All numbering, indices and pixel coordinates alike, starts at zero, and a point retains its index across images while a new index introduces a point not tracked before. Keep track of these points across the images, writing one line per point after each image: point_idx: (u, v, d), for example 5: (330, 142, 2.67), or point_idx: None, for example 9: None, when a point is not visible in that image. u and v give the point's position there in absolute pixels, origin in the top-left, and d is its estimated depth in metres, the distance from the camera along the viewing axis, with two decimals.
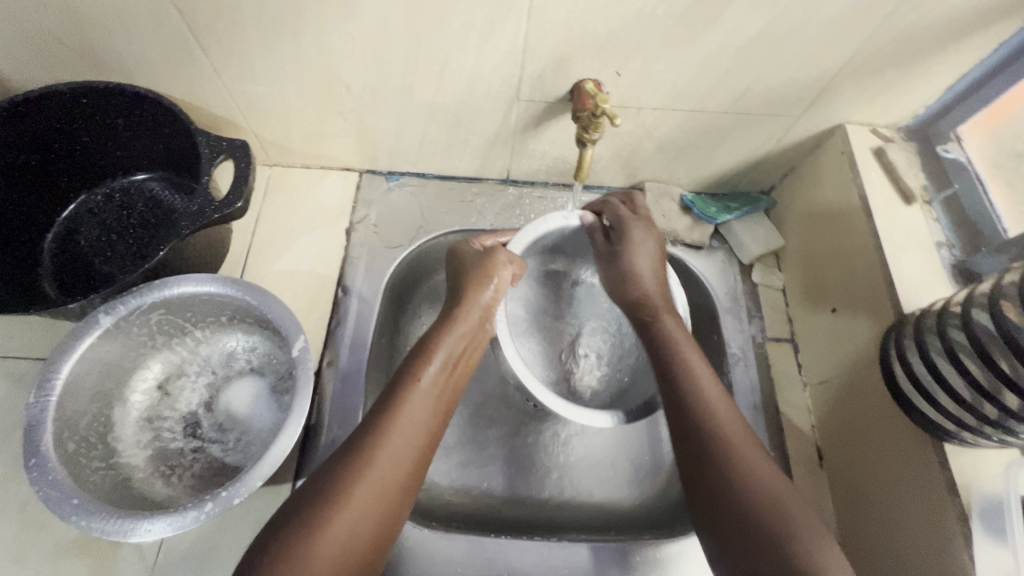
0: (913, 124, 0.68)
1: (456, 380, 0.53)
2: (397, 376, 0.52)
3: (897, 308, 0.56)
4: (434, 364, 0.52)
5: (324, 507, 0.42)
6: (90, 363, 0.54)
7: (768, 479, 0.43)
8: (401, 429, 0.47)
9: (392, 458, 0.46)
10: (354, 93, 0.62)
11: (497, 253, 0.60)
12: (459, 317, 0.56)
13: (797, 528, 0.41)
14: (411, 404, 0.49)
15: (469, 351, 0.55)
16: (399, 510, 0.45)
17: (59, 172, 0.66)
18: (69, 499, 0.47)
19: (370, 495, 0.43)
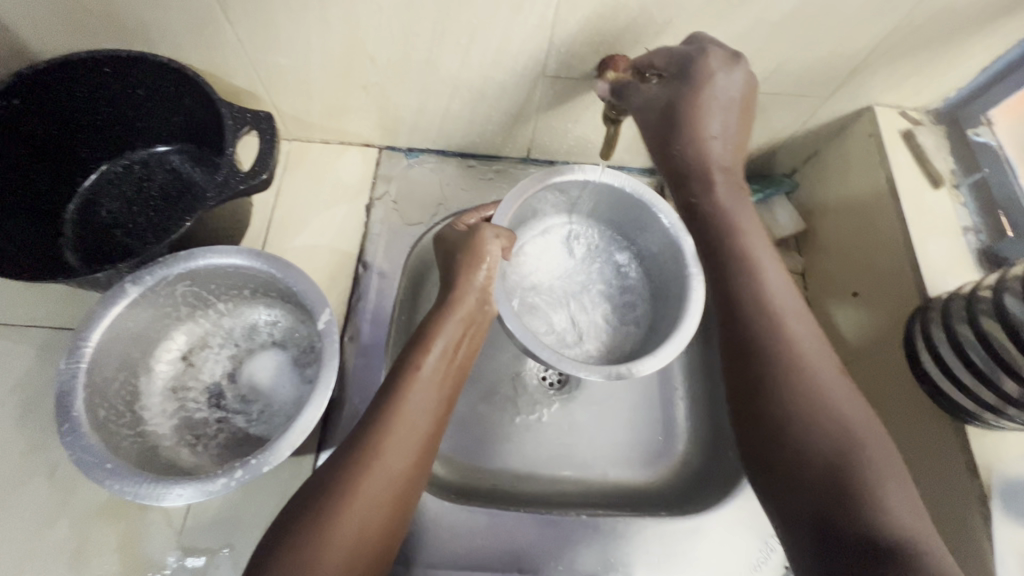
0: (942, 107, 0.67)
1: (456, 368, 0.52)
2: (395, 367, 0.50)
3: (921, 292, 0.56)
4: (433, 354, 0.50)
5: (329, 505, 0.42)
6: (118, 332, 0.54)
7: (834, 385, 0.44)
8: (404, 425, 0.46)
9: (396, 454, 0.45)
10: (379, 66, 0.61)
11: (484, 231, 0.55)
12: (454, 302, 0.53)
13: (858, 439, 0.41)
14: (413, 397, 0.48)
15: (467, 337, 0.53)
16: (409, 497, 0.46)
17: (82, 142, 0.66)
18: (102, 464, 0.48)
19: (375, 495, 0.43)
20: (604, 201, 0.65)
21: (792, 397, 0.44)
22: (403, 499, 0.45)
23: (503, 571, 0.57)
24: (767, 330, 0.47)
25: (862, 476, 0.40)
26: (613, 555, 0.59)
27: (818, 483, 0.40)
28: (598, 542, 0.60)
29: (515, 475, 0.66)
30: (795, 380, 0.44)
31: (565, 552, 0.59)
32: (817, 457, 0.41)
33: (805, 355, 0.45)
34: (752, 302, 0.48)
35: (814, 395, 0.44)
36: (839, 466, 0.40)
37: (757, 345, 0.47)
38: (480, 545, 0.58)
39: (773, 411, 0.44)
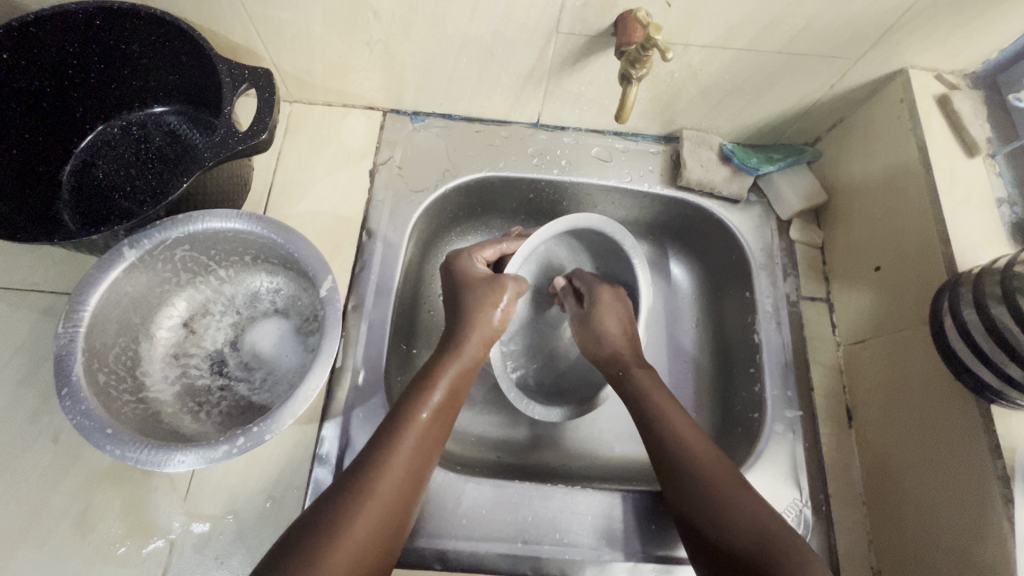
0: (980, 70, 0.63)
1: (454, 413, 0.54)
2: (398, 406, 0.52)
3: (949, 267, 0.54)
4: (437, 394, 0.53)
5: (328, 532, 0.42)
6: (116, 296, 0.53)
7: (734, 488, 0.50)
8: (402, 461, 0.48)
9: (393, 490, 0.46)
10: (383, 21, 0.58)
11: (507, 282, 0.60)
12: (458, 349, 0.57)
13: (779, 537, 0.46)
14: (414, 436, 0.50)
15: (464, 382, 0.56)
16: (392, 542, 0.46)
17: (76, 101, 0.63)
18: (103, 429, 0.47)
19: (369, 528, 0.44)
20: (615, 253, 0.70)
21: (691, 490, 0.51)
22: (392, 534, 0.46)
23: (508, 542, 0.57)
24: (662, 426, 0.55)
25: (783, 552, 0.45)
26: (620, 528, 0.58)
27: (748, 559, 0.45)
28: (603, 515, 0.59)
29: (522, 447, 0.68)
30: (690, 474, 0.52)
31: (570, 525, 0.58)
32: (751, 551, 0.45)
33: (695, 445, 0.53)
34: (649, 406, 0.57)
35: (717, 489, 0.50)
36: (756, 549, 0.45)
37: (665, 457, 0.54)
38: (486, 515, 0.57)
39: (693, 501, 0.50)
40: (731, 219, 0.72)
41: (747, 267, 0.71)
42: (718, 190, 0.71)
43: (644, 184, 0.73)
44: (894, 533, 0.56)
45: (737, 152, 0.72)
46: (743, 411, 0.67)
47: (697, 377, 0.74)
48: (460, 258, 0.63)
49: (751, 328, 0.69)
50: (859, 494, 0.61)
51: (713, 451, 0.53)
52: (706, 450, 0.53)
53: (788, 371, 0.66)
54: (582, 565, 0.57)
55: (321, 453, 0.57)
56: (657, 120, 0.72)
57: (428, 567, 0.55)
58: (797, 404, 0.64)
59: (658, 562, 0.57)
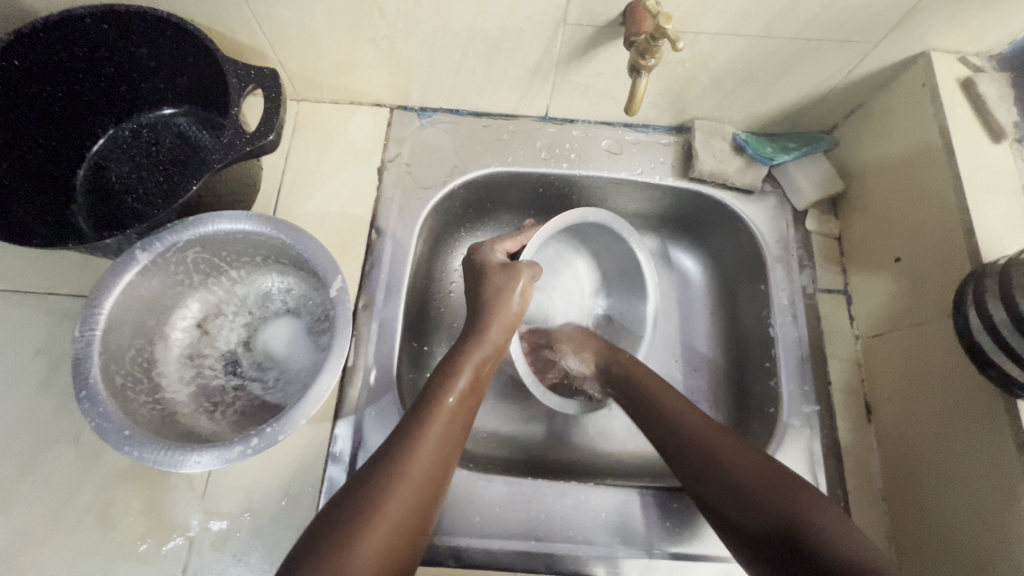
0: (1007, 51, 0.60)
1: (478, 400, 0.55)
2: (424, 392, 0.53)
3: (973, 258, 0.52)
4: (461, 380, 0.54)
5: (361, 516, 0.42)
6: (130, 299, 0.54)
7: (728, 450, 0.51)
8: (431, 446, 0.48)
9: (424, 473, 0.46)
10: (387, 17, 0.57)
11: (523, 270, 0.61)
12: (482, 335, 0.57)
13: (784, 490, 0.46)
14: (442, 420, 0.50)
15: (487, 371, 0.57)
16: (424, 527, 0.45)
17: (88, 106, 0.64)
18: (120, 431, 0.48)
19: (401, 511, 0.44)
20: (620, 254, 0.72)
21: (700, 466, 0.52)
22: (425, 516, 0.46)
23: (521, 540, 0.56)
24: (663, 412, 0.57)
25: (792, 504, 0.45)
26: (634, 525, 0.58)
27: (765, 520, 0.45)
28: (617, 513, 0.58)
29: (535, 444, 0.68)
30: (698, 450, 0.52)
31: (583, 523, 0.58)
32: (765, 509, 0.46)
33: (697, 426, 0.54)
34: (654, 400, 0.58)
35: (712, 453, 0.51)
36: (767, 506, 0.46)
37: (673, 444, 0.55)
38: (498, 513, 0.57)
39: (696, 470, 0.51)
40: (744, 210, 0.71)
41: (762, 258, 0.70)
42: (731, 181, 0.70)
43: (655, 176, 0.72)
44: (916, 530, 0.55)
45: (750, 141, 0.70)
46: (758, 407, 0.66)
47: (711, 372, 0.73)
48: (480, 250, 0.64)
49: (767, 322, 0.68)
50: (879, 489, 0.60)
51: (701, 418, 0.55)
52: (695, 420, 0.55)
53: (805, 364, 0.64)
54: (595, 563, 0.56)
55: (334, 452, 0.58)
56: (668, 110, 0.70)
57: (442, 564, 0.55)
58: (814, 399, 0.63)
59: (673, 559, 0.57)
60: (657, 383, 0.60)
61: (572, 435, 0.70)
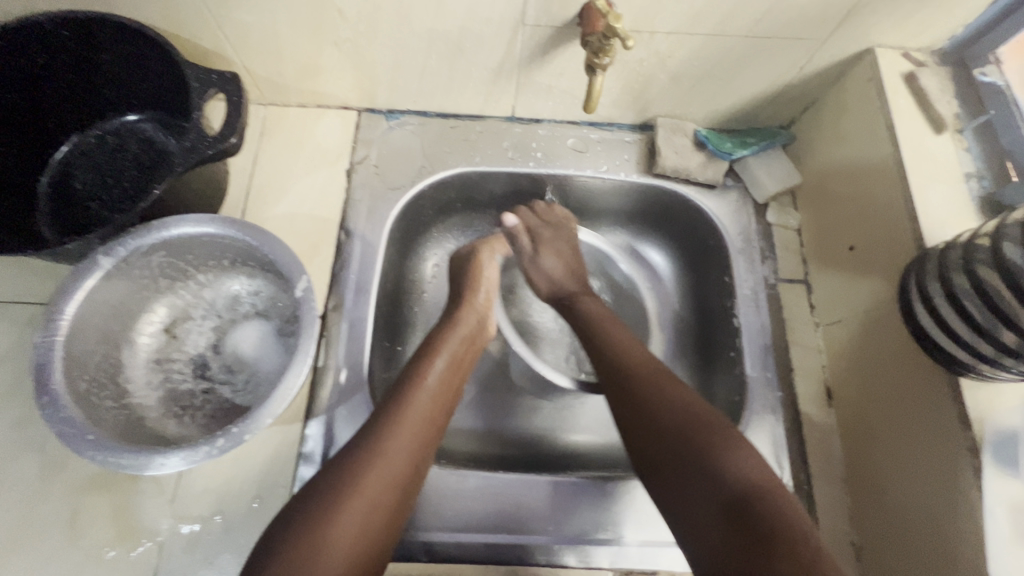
0: (947, 47, 0.63)
1: (458, 381, 0.57)
2: (403, 375, 0.54)
3: (918, 244, 0.54)
4: (439, 363, 0.56)
5: (342, 491, 0.43)
6: (94, 304, 0.54)
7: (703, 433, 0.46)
8: (415, 420, 0.50)
9: (409, 442, 0.48)
10: (348, 20, 0.58)
11: (485, 267, 0.67)
12: (455, 324, 0.60)
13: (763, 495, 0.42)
14: (423, 399, 0.52)
15: (467, 353, 0.60)
16: (406, 498, 0.47)
17: (49, 112, 0.63)
18: (84, 435, 0.47)
19: (384, 481, 0.45)
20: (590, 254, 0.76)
21: (696, 479, 0.44)
22: (408, 483, 0.47)
23: (493, 532, 0.57)
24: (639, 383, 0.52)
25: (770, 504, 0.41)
26: (604, 514, 0.59)
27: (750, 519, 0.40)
28: (587, 503, 0.59)
29: (508, 441, 0.69)
30: (710, 465, 0.44)
31: (554, 513, 0.58)
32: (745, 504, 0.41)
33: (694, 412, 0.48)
34: (649, 393, 0.51)
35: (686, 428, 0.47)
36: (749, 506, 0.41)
37: (667, 454, 0.46)
38: (470, 506, 0.58)
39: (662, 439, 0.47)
40: (707, 204, 0.72)
41: (725, 251, 0.71)
42: (693, 176, 0.72)
43: (621, 173, 0.74)
44: (874, 507, 0.57)
45: (711, 137, 0.72)
46: (726, 396, 0.67)
47: (680, 364, 0.74)
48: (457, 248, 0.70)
49: (731, 312, 0.70)
50: (840, 471, 0.62)
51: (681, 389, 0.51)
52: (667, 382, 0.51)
53: (767, 352, 0.66)
54: (567, 552, 0.57)
55: (305, 451, 0.58)
56: (630, 108, 0.72)
57: (415, 559, 0.56)
58: (777, 386, 0.65)
59: (643, 546, 0.58)
60: (601, 312, 0.62)
61: (545, 429, 0.71)
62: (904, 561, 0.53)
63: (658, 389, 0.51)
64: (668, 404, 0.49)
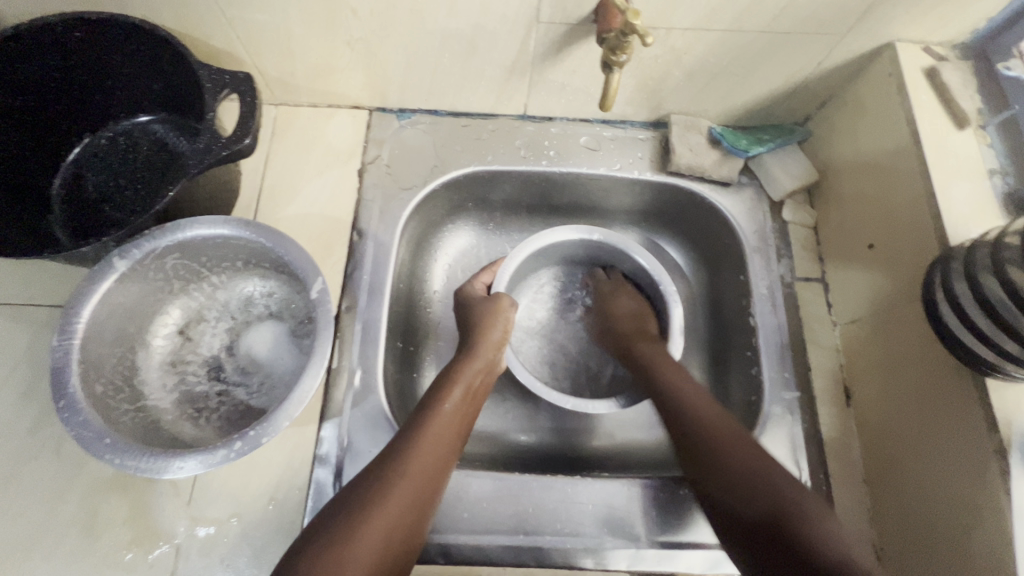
0: (968, 41, 0.62)
1: (476, 407, 0.56)
2: (420, 402, 0.54)
3: (941, 242, 0.53)
4: (457, 390, 0.55)
5: (360, 514, 0.43)
6: (109, 307, 0.53)
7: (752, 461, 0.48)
8: (432, 446, 0.49)
9: (425, 472, 0.48)
10: (361, 19, 0.58)
11: (502, 299, 0.64)
12: (473, 352, 0.60)
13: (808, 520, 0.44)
14: (440, 425, 0.51)
15: (483, 383, 0.58)
16: (422, 523, 0.46)
17: (61, 114, 0.63)
18: (101, 439, 0.47)
19: (400, 506, 0.45)
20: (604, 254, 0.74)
21: (752, 505, 0.46)
22: (421, 514, 0.46)
23: (510, 534, 0.57)
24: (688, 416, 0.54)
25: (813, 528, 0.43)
26: (621, 515, 0.58)
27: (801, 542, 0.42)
28: (603, 505, 0.59)
29: (523, 442, 0.69)
30: (763, 492, 0.46)
31: (571, 515, 0.58)
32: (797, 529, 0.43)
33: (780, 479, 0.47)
34: (699, 423, 0.53)
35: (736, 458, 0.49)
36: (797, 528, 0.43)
37: (723, 482, 0.48)
38: (487, 508, 0.58)
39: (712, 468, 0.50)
40: (722, 202, 0.72)
41: (741, 249, 0.71)
42: (708, 174, 0.71)
43: (634, 171, 0.73)
44: (895, 509, 0.56)
45: (726, 134, 0.71)
46: (742, 396, 0.67)
47: (695, 364, 0.74)
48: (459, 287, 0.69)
49: (747, 311, 0.69)
50: (859, 472, 0.61)
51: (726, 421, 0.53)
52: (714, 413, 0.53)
53: (785, 352, 0.65)
54: (584, 554, 0.57)
55: (321, 453, 0.58)
56: (644, 105, 0.71)
57: (431, 561, 0.56)
58: (795, 386, 0.64)
59: (661, 548, 0.57)
60: (660, 357, 0.61)
61: (560, 431, 0.70)
62: (927, 563, 0.52)
63: (705, 417, 0.53)
64: (744, 462, 0.49)
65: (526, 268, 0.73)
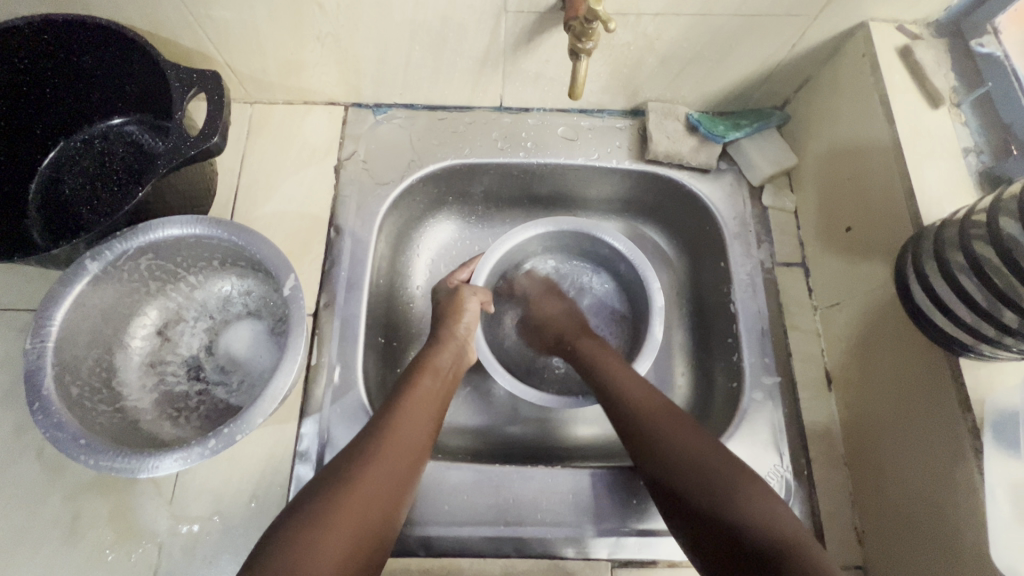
0: (943, 18, 0.61)
1: (449, 391, 0.57)
2: (393, 389, 0.55)
3: (915, 223, 0.53)
4: (428, 374, 0.56)
5: (337, 489, 0.44)
6: (84, 309, 0.54)
7: (682, 439, 0.49)
8: (404, 426, 0.50)
9: (403, 450, 0.49)
10: (328, 13, 0.57)
11: (467, 290, 0.65)
12: (443, 341, 0.61)
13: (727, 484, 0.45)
14: (413, 408, 0.52)
15: (453, 369, 0.59)
16: (401, 499, 0.47)
17: (34, 117, 0.63)
18: (77, 440, 0.48)
19: (377, 482, 0.46)
20: (584, 242, 0.73)
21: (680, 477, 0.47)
22: (401, 490, 0.47)
23: (490, 526, 0.57)
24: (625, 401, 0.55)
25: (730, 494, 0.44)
26: (601, 504, 0.58)
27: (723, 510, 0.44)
28: (584, 494, 0.59)
29: (507, 435, 0.69)
30: (682, 464, 0.47)
31: (551, 504, 0.58)
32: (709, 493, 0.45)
33: (705, 454, 0.48)
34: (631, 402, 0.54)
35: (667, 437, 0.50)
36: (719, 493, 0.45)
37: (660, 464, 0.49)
38: (468, 500, 0.58)
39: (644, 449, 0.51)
40: (701, 188, 0.71)
41: (721, 236, 0.70)
42: (687, 161, 0.70)
43: (612, 160, 0.72)
44: (875, 491, 0.56)
45: (703, 121, 0.71)
46: (723, 383, 0.67)
47: (678, 351, 0.74)
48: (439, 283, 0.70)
49: (727, 298, 0.69)
50: (840, 456, 0.61)
51: (654, 395, 0.55)
52: (645, 394, 0.55)
53: (765, 338, 0.65)
54: (564, 544, 0.57)
55: (301, 450, 0.58)
56: (620, 93, 0.71)
57: (413, 554, 0.56)
58: (776, 371, 0.64)
59: (642, 535, 0.57)
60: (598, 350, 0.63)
61: (543, 422, 0.70)
62: (906, 543, 0.52)
63: (633, 399, 0.54)
64: (676, 439, 0.50)
65: (522, 253, 0.74)
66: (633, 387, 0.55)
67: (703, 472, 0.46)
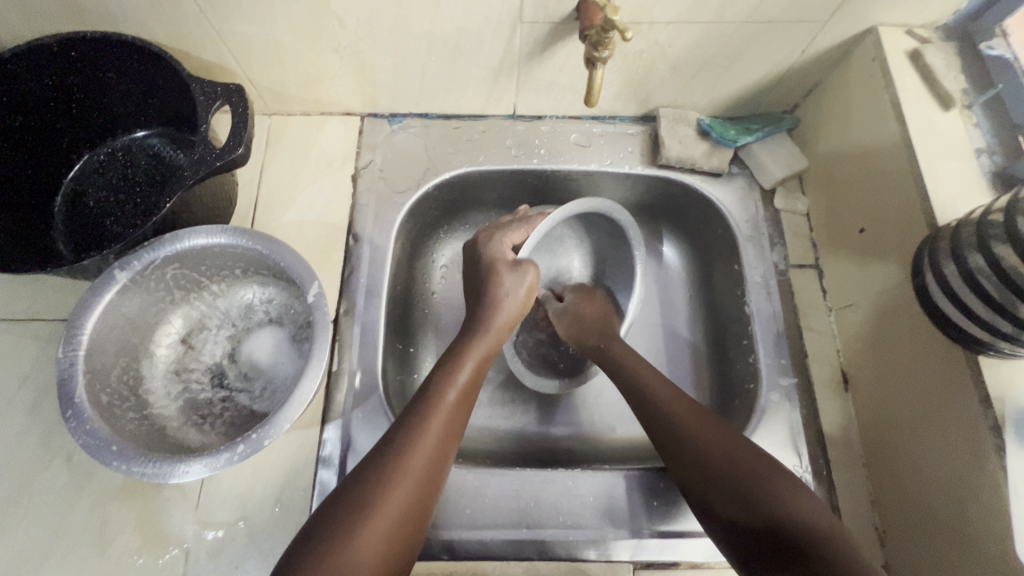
0: (951, 22, 0.62)
1: (476, 394, 0.56)
2: (423, 389, 0.53)
3: (929, 223, 0.54)
4: (462, 375, 0.55)
5: (361, 517, 0.43)
6: (112, 318, 0.55)
7: (734, 450, 0.49)
8: (432, 439, 0.49)
9: (427, 468, 0.48)
10: (348, 27, 0.59)
11: (527, 273, 0.61)
12: (486, 331, 0.59)
13: (775, 495, 0.45)
14: (441, 417, 0.51)
15: (484, 365, 0.58)
16: (424, 515, 0.47)
17: (59, 132, 0.65)
18: (108, 446, 0.49)
19: (401, 505, 0.45)
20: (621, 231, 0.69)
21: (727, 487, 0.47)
22: (425, 507, 0.47)
23: (512, 528, 0.57)
24: (672, 408, 0.54)
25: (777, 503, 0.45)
26: (622, 506, 0.59)
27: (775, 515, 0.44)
28: (605, 496, 0.59)
29: (524, 438, 0.70)
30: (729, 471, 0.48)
31: (572, 507, 0.59)
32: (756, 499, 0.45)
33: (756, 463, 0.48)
34: (679, 405, 0.53)
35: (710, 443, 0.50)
36: (767, 500, 0.45)
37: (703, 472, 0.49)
38: (488, 503, 0.58)
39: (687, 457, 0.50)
40: (713, 192, 0.72)
41: (733, 238, 0.71)
42: (699, 165, 0.71)
43: (625, 166, 0.73)
44: (895, 490, 0.57)
45: (714, 126, 0.72)
46: (739, 384, 0.67)
47: (693, 353, 0.74)
48: (487, 242, 0.64)
49: (741, 301, 0.69)
50: (859, 455, 0.62)
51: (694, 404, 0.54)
52: (689, 404, 0.54)
53: (781, 339, 0.66)
54: (586, 546, 0.57)
55: (324, 455, 0.59)
56: (632, 100, 0.72)
57: (437, 558, 0.57)
58: (792, 373, 0.64)
59: (662, 537, 0.58)
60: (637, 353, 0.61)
61: (560, 425, 0.71)
62: (928, 542, 0.53)
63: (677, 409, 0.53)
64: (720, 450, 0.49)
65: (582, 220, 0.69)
66: (678, 396, 0.54)
67: (760, 480, 0.46)
